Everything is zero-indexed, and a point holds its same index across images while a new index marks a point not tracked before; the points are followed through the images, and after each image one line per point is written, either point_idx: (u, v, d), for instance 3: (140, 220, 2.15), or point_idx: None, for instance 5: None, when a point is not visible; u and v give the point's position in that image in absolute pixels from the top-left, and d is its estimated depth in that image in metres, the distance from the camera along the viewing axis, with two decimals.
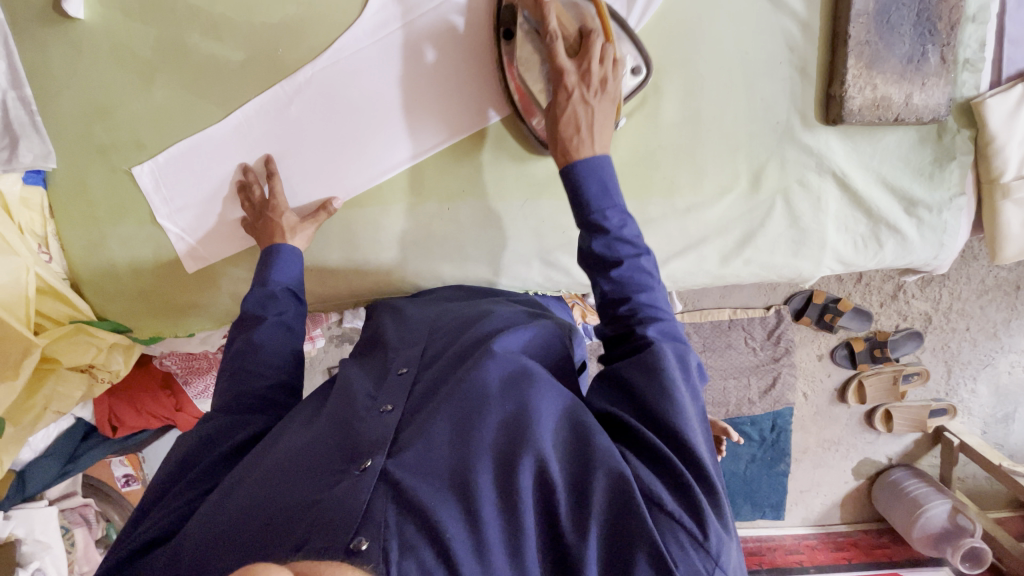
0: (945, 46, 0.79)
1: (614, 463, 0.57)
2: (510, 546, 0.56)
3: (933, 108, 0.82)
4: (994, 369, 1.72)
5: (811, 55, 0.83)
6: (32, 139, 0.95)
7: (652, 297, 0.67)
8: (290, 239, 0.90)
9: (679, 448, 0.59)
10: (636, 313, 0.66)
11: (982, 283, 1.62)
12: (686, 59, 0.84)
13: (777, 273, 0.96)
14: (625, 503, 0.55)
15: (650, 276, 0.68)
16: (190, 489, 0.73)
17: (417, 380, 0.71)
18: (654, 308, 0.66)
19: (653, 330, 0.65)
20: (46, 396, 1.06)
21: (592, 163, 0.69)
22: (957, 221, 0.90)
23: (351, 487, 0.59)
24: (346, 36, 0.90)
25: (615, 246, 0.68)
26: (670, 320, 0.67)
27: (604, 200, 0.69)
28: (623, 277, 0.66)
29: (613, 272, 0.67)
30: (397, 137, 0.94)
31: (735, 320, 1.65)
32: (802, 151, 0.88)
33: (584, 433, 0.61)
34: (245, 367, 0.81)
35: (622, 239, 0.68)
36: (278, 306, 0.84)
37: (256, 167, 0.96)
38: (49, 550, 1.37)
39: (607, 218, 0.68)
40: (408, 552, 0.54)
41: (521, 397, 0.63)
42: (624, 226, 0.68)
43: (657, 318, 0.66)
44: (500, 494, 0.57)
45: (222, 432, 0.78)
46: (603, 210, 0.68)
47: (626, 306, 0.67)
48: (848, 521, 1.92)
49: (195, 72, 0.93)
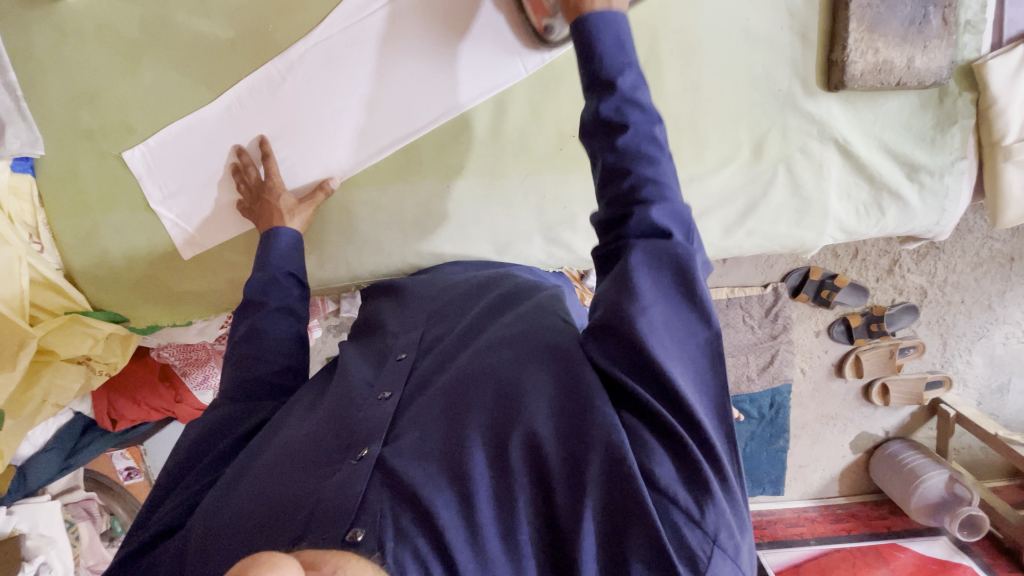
0: (946, 8, 0.79)
1: (609, 434, 0.53)
2: (504, 530, 0.53)
3: (935, 71, 0.81)
4: (989, 341, 1.74)
5: (812, 20, 0.82)
6: (19, 125, 0.92)
7: (660, 173, 0.54)
8: (288, 220, 0.90)
9: (675, 408, 0.53)
10: (638, 189, 0.53)
11: (976, 256, 1.63)
12: (686, 27, 0.83)
13: (779, 243, 0.96)
14: (620, 482, 0.51)
15: (661, 147, 0.54)
16: (196, 479, 0.72)
17: (415, 365, 0.70)
18: (661, 187, 0.53)
19: (656, 213, 0.52)
20: (44, 389, 1.04)
21: (606, 15, 0.57)
22: (958, 186, 0.90)
23: (347, 476, 0.57)
24: (336, 11, 0.87)
25: (625, 109, 0.54)
26: (676, 206, 0.54)
27: (619, 54, 0.56)
28: (629, 141, 0.53)
29: (619, 139, 0.54)
30: (394, 115, 0.92)
31: (733, 297, 1.64)
32: (803, 119, 0.87)
33: (580, 402, 0.56)
34: (250, 353, 0.79)
35: (635, 102, 0.55)
36: (280, 290, 0.83)
37: (250, 149, 0.94)
38: (54, 545, 1.34)
39: (621, 73, 0.55)
40: (404, 541, 0.51)
41: (516, 373, 0.60)
42: (637, 87, 0.55)
43: (664, 199, 0.53)
44: (494, 476, 0.55)
45: (230, 421, 0.77)
46: (615, 66, 0.55)
47: (628, 180, 0.53)
48: (846, 494, 1.95)
49: (185, 52, 0.91)
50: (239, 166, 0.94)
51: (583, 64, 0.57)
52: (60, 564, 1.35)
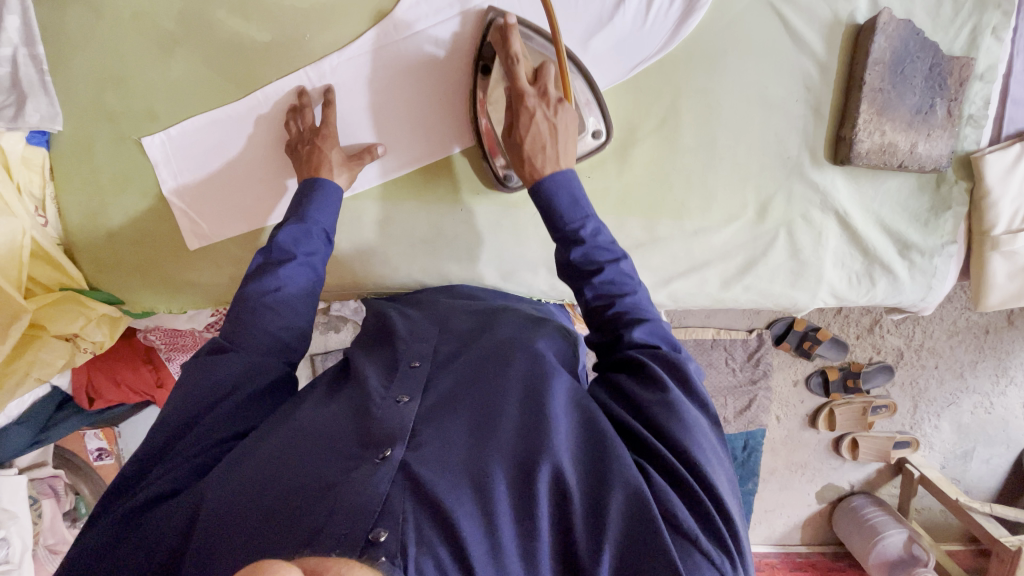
0: (952, 101, 0.84)
1: (632, 477, 0.56)
2: (524, 551, 0.55)
3: (935, 158, 0.86)
4: (958, 408, 1.79)
5: (826, 96, 0.87)
6: (40, 98, 0.93)
7: (636, 299, 0.67)
8: (336, 176, 0.86)
9: (694, 467, 0.57)
10: (626, 314, 0.66)
11: (953, 324, 1.68)
12: (708, 87, 0.87)
13: (773, 301, 0.99)
14: (642, 518, 0.54)
15: (632, 279, 0.67)
16: (203, 441, 0.68)
17: (431, 375, 0.69)
18: (641, 310, 0.66)
19: (642, 332, 0.65)
20: (28, 362, 1.01)
21: (558, 178, 0.69)
22: (946, 268, 0.95)
23: (368, 475, 0.58)
24: (377, 29, 0.90)
25: (593, 254, 0.68)
26: (657, 319, 0.67)
27: (577, 211, 0.69)
28: (608, 282, 0.66)
29: (595, 278, 0.67)
30: (421, 135, 0.95)
31: (718, 340, 1.67)
32: (808, 187, 0.91)
33: (597, 436, 0.60)
34: (248, 320, 0.72)
35: (599, 247, 0.68)
36: (310, 245, 0.79)
37: (312, 93, 0.92)
38: (15, 520, 1.31)
39: (584, 229, 0.68)
40: (425, 548, 0.53)
41: (539, 399, 0.62)
42: (599, 233, 0.68)
43: (643, 318, 0.65)
44: (515, 497, 0.57)
45: (236, 379, 0.70)
46: (578, 221, 0.69)
47: (612, 308, 0.66)
48: (808, 544, 2.01)
49: (217, 50, 0.92)
50: (297, 107, 0.91)
51: (554, 230, 0.70)
52: (20, 539, 1.33)
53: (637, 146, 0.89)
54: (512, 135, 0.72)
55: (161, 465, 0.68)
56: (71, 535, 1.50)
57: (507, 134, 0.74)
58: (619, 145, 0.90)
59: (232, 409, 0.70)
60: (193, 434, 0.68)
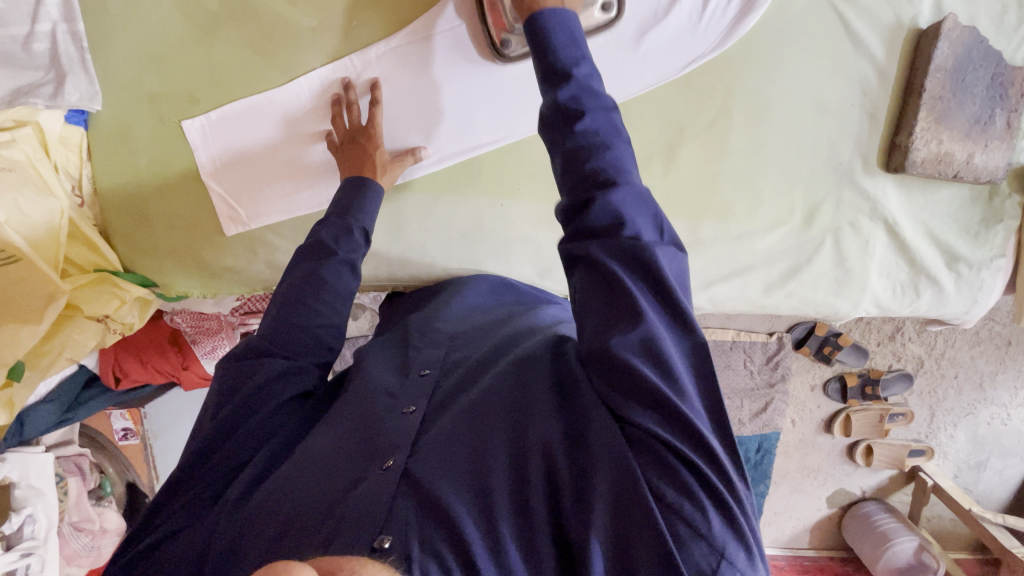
0: (1012, 112, 0.83)
1: (618, 454, 0.51)
2: (524, 544, 0.52)
3: (991, 170, 0.85)
4: (974, 419, 1.78)
5: (883, 102, 0.85)
6: (79, 76, 0.92)
7: (618, 157, 0.53)
8: (380, 176, 0.86)
9: (686, 431, 0.50)
10: (600, 174, 0.53)
11: (975, 334, 1.66)
12: (760, 89, 0.85)
13: (815, 308, 0.98)
14: (629, 495, 0.49)
15: (619, 133, 0.54)
16: (218, 468, 0.68)
17: (438, 382, 0.70)
18: (622, 171, 0.53)
19: (617, 197, 0.52)
20: (62, 343, 1.01)
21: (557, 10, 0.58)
22: (993, 281, 0.93)
23: (375, 484, 0.57)
24: (424, 16, 0.86)
25: (582, 96, 0.55)
26: (639, 186, 0.53)
27: (574, 49, 0.57)
28: (590, 128, 0.53)
29: (578, 123, 0.53)
30: (463, 129, 0.93)
31: (737, 341, 1.66)
32: (859, 194, 0.89)
33: (581, 420, 0.55)
34: (302, 300, 0.73)
35: (590, 89, 0.55)
36: (352, 244, 0.78)
37: (357, 86, 0.91)
38: (42, 497, 1.33)
39: (576, 64, 0.56)
40: (428, 551, 0.51)
41: (527, 394, 0.60)
42: (592, 77, 0.56)
43: (622, 181, 0.52)
44: (513, 490, 0.54)
45: (261, 398, 0.70)
46: (567, 57, 0.56)
47: (591, 162, 0.53)
48: (816, 547, 2.03)
49: (261, 33, 0.90)
50: (343, 101, 0.90)
51: (540, 64, 0.58)
52: (46, 517, 1.35)
53: (685, 145, 0.88)
54: None
55: (185, 493, 0.68)
56: (95, 514, 1.49)
57: None
58: (665, 145, 0.89)
59: (246, 434, 0.69)
60: (215, 458, 0.68)
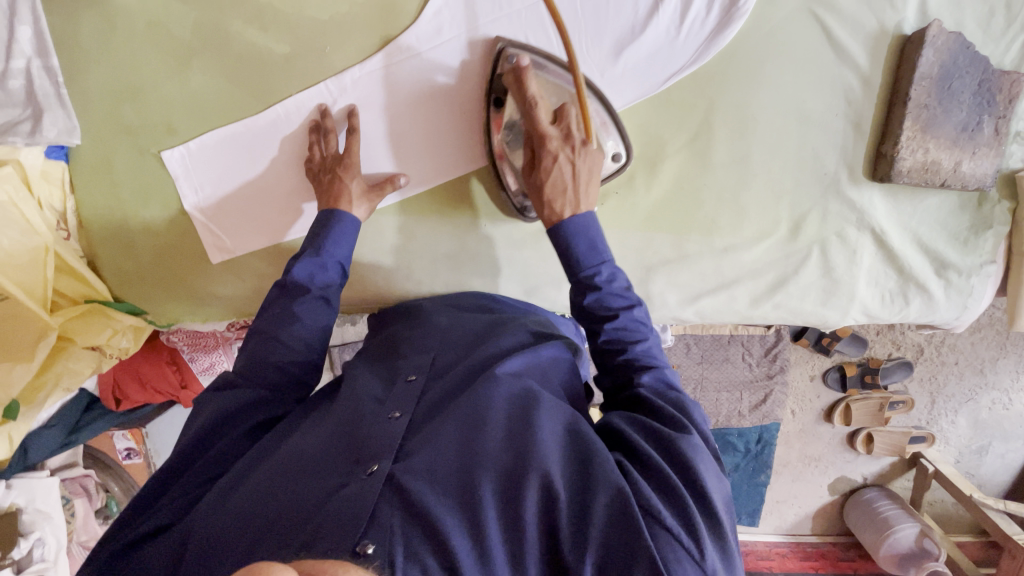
0: (1000, 118, 0.81)
1: (614, 480, 0.55)
2: (512, 555, 0.54)
3: (979, 177, 0.84)
4: (976, 404, 1.78)
5: (868, 111, 0.83)
6: (57, 112, 0.92)
7: (647, 346, 0.70)
8: (354, 207, 0.85)
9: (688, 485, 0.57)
10: (636, 361, 0.69)
11: (975, 320, 1.65)
12: (742, 102, 0.84)
13: (803, 319, 0.97)
14: (626, 521, 0.52)
15: (645, 325, 0.70)
16: (203, 472, 0.70)
17: (425, 388, 0.71)
18: (651, 356, 0.69)
19: (650, 377, 0.67)
20: (57, 372, 1.02)
21: (577, 222, 0.71)
22: (983, 287, 0.92)
23: (357, 489, 0.57)
24: (397, 41, 0.87)
25: (607, 300, 0.70)
26: (667, 367, 0.69)
27: (593, 256, 0.71)
28: (619, 327, 0.69)
29: (608, 325, 0.69)
30: (443, 151, 0.93)
31: (735, 335, 1.65)
32: (845, 205, 0.88)
33: (586, 453, 0.59)
34: (276, 335, 0.74)
35: (614, 293, 0.70)
36: (326, 276, 0.79)
37: (335, 113, 0.90)
38: (49, 520, 1.37)
39: (598, 273, 0.70)
40: (413, 561, 0.53)
41: (525, 416, 0.62)
42: (613, 280, 0.71)
43: (653, 364, 0.68)
44: (502, 502, 0.56)
45: (245, 411, 0.73)
46: (593, 267, 0.71)
47: (625, 354, 0.69)
48: (818, 534, 2.04)
49: (234, 61, 0.89)
50: (321, 128, 0.89)
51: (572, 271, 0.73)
52: (55, 538, 1.39)
53: (667, 161, 0.87)
54: (533, 175, 0.75)
55: (169, 493, 0.69)
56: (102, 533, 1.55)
57: (529, 173, 0.76)
58: (647, 161, 0.87)
59: (228, 444, 0.71)
60: (206, 459, 0.70)
